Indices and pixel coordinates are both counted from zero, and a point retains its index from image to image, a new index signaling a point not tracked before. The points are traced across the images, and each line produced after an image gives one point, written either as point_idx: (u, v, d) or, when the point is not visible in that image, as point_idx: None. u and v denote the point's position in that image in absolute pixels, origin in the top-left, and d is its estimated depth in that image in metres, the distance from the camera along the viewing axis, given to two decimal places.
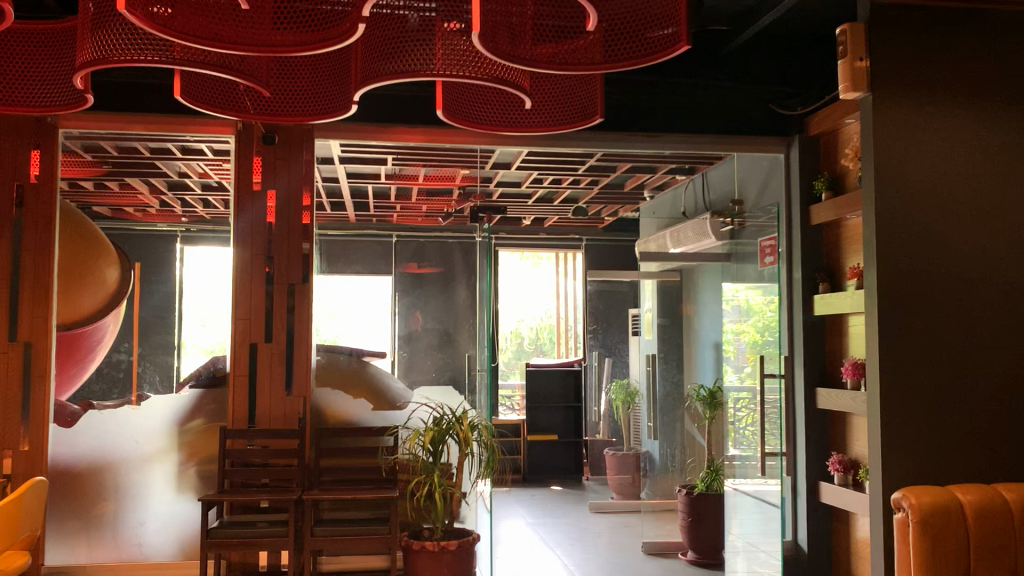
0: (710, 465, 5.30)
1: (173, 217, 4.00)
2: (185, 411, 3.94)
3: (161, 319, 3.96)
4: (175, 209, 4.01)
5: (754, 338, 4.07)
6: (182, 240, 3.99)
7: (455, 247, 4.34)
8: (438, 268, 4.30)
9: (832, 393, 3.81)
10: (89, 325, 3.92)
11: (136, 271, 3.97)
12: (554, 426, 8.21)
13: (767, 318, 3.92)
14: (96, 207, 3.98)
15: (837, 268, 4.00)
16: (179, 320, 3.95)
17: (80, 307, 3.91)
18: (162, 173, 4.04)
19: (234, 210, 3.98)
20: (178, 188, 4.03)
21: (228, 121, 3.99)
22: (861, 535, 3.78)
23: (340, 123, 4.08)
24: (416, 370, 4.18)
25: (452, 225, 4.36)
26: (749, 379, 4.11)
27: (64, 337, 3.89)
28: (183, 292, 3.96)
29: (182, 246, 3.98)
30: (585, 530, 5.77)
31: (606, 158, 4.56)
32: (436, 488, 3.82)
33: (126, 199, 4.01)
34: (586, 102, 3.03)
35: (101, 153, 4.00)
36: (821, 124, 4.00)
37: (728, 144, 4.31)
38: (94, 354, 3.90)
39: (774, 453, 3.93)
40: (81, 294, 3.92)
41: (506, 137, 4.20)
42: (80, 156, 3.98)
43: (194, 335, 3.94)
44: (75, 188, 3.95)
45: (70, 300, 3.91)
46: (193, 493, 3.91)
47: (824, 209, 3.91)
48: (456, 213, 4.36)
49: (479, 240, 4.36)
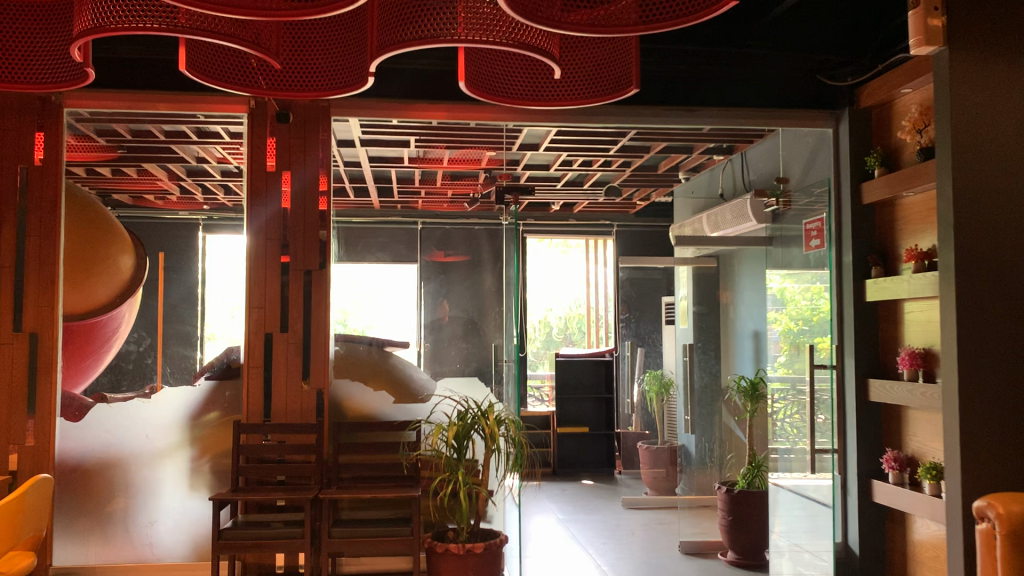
0: (753, 460, 4.90)
1: (195, 204, 3.78)
2: (198, 404, 3.75)
3: (178, 308, 3.76)
4: (197, 196, 3.79)
5: (784, 327, 4.08)
6: (204, 228, 3.78)
7: (482, 234, 4.09)
8: (464, 255, 4.07)
9: (887, 385, 3.54)
10: (103, 315, 3.74)
11: (160, 263, 3.76)
12: (586, 418, 7.75)
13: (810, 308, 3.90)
14: (116, 195, 3.79)
15: (891, 249, 3.71)
16: (201, 309, 3.77)
17: (94, 296, 3.74)
18: (179, 157, 3.82)
19: (247, 214, 3.77)
20: (196, 173, 3.82)
21: (241, 99, 3.79)
22: (919, 537, 3.51)
23: (359, 100, 3.88)
24: (442, 361, 3.96)
25: (478, 210, 4.10)
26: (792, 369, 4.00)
27: (75, 327, 3.71)
28: (206, 286, 3.76)
29: (205, 236, 3.77)
30: (618, 528, 5.51)
31: (639, 135, 4.31)
32: (460, 487, 3.54)
33: (144, 185, 3.80)
34: (619, 73, 2.77)
35: (115, 137, 3.81)
36: (874, 95, 3.69)
37: (770, 120, 4.00)
38: (111, 345, 3.72)
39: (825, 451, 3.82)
40: (94, 284, 3.74)
41: (534, 112, 3.96)
42: (92, 140, 3.80)
43: (215, 321, 3.76)
44: (91, 174, 3.77)
45: (84, 290, 3.73)
46: (206, 491, 3.71)
47: (876, 187, 3.64)
48: (482, 197, 4.09)
49: (506, 226, 4.05)
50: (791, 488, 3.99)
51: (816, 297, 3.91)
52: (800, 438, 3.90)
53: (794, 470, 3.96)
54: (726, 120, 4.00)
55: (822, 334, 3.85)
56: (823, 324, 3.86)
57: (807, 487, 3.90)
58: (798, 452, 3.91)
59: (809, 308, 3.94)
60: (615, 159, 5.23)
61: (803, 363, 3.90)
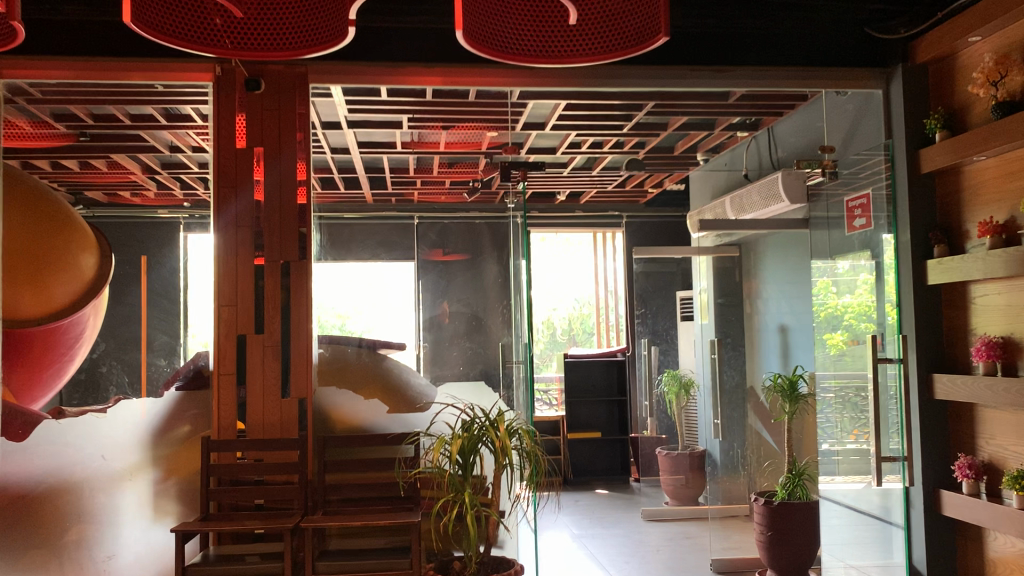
0: (793, 468, 4.22)
1: (174, 201, 3.36)
2: (164, 419, 3.28)
3: (157, 308, 3.29)
4: (174, 192, 3.36)
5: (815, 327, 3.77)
6: (185, 228, 3.36)
7: (483, 228, 3.57)
8: (464, 253, 3.53)
9: (956, 381, 3.08)
10: (67, 320, 3.18)
11: (140, 266, 3.32)
12: (597, 422, 7.23)
13: (859, 294, 3.39)
14: (90, 192, 3.28)
15: (956, 224, 3.23)
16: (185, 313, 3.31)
17: (53, 297, 3.15)
18: (151, 148, 3.37)
19: (214, 210, 3.32)
20: (173, 165, 3.36)
21: (206, 65, 3.32)
22: (996, 555, 3.04)
23: (343, 66, 3.41)
24: (444, 364, 3.44)
25: (479, 202, 3.56)
26: (835, 372, 3.54)
27: (35, 333, 3.14)
28: (189, 288, 3.32)
29: (185, 236, 3.36)
30: (640, 544, 5.01)
31: (658, 105, 3.84)
32: (467, 509, 2.90)
33: (115, 179, 3.32)
34: (643, 21, 2.21)
35: (75, 122, 3.34)
36: (934, 47, 3.21)
37: (810, 80, 3.54)
38: (75, 350, 3.21)
39: (893, 458, 3.23)
40: (52, 284, 3.14)
41: (543, 74, 3.49)
42: (51, 126, 3.33)
43: (198, 321, 3.31)
44: (57, 168, 3.28)
45: (40, 290, 3.13)
46: (173, 518, 3.23)
47: (936, 153, 3.18)
48: (483, 186, 3.55)
49: (513, 220, 3.54)
50: (833, 497, 3.54)
51: (824, 292, 3.68)
52: (844, 437, 3.44)
53: (842, 474, 3.48)
54: (758, 81, 3.52)
55: (832, 330, 3.57)
56: (832, 320, 3.59)
57: (851, 495, 3.47)
58: (844, 454, 3.43)
59: (819, 305, 3.73)
60: (628, 139, 4.82)
61: (829, 361, 3.60)
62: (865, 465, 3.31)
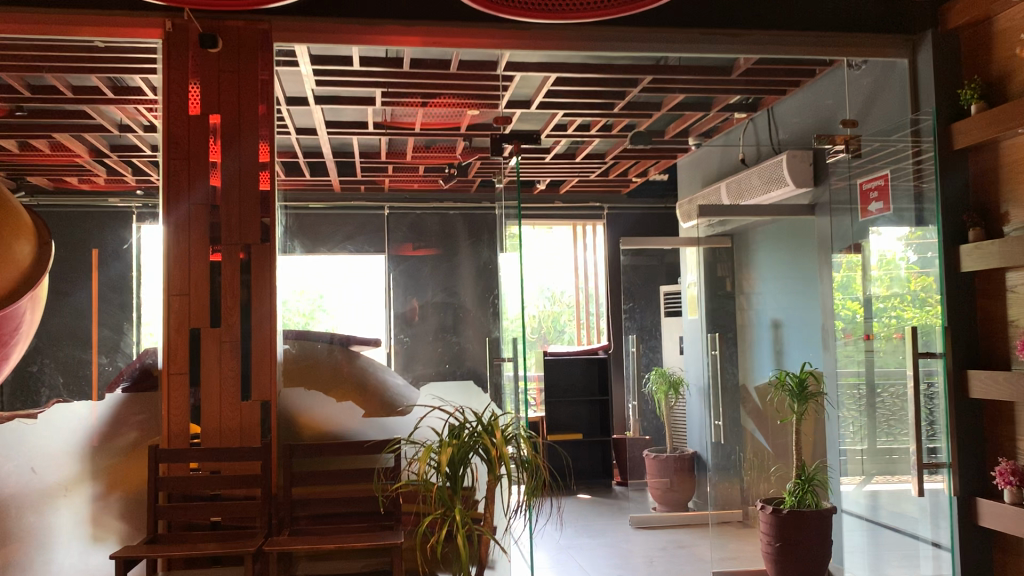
0: (801, 473, 3.89)
1: (126, 186, 2.93)
2: (101, 428, 2.86)
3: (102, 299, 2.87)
4: (127, 177, 2.93)
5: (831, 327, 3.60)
6: (137, 219, 2.94)
7: (459, 219, 3.14)
8: (436, 247, 3.13)
9: (996, 378, 2.78)
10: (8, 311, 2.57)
11: (90, 260, 2.88)
12: (577, 422, 6.92)
13: (852, 286, 3.33)
14: (32, 177, 2.83)
15: (993, 204, 2.94)
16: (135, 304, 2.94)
17: None
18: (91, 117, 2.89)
19: (164, 201, 2.92)
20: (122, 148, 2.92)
21: (156, 20, 2.92)
22: None
23: (314, 25, 3.04)
24: (415, 363, 3.06)
25: (455, 190, 3.14)
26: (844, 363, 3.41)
27: None
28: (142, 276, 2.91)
29: (138, 228, 2.93)
30: (631, 554, 4.67)
31: (658, 79, 3.51)
32: (458, 530, 2.56)
33: (60, 161, 2.88)
34: None
35: (8, 93, 2.86)
36: (968, 10, 2.94)
37: (827, 48, 3.23)
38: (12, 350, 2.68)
39: (938, 464, 2.90)
40: None
41: (537, 37, 3.14)
42: None
43: (151, 314, 2.90)
44: None
45: None
46: (114, 540, 2.82)
47: (970, 127, 2.91)
48: (460, 174, 3.13)
49: (499, 211, 3.14)
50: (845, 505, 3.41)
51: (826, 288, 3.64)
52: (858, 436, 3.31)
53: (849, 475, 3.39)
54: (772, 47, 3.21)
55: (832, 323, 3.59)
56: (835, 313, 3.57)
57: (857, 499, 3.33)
58: (856, 453, 3.32)
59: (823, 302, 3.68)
60: (618, 121, 4.49)
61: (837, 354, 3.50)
62: (904, 466, 2.99)
